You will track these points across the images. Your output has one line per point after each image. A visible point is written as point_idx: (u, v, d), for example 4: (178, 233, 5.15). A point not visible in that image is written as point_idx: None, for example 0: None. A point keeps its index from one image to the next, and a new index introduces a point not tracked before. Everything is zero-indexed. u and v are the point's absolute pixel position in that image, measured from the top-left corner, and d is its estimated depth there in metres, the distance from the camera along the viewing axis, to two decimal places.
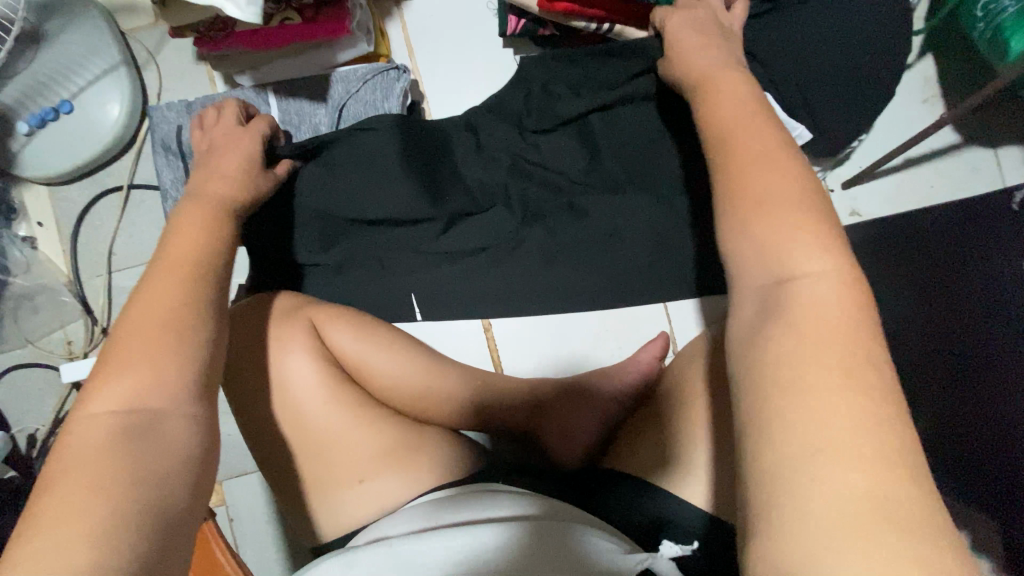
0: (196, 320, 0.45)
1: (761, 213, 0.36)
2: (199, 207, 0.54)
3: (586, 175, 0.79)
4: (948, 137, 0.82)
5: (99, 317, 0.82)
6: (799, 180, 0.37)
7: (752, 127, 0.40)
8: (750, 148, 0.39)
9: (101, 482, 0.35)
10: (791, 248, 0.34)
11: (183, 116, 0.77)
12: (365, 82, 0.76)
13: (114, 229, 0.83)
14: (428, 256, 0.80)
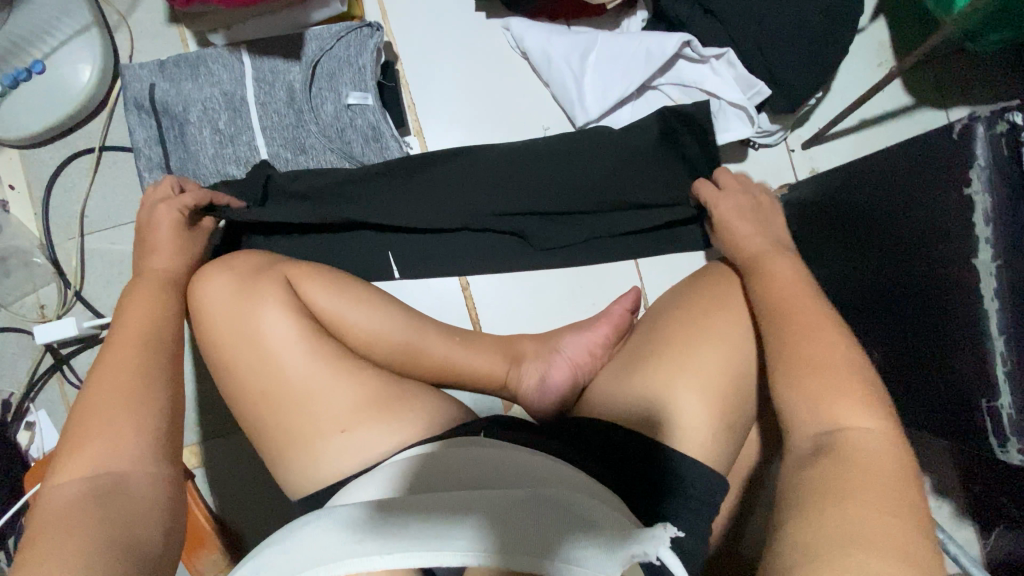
0: (149, 384, 0.51)
1: (797, 337, 0.51)
2: (147, 285, 0.60)
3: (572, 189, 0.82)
4: (900, 96, 0.86)
5: (73, 280, 0.82)
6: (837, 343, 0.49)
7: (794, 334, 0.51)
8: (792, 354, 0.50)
9: (76, 530, 0.41)
10: (839, 414, 0.45)
11: (157, 75, 0.78)
12: (339, 40, 0.77)
13: (86, 192, 0.83)
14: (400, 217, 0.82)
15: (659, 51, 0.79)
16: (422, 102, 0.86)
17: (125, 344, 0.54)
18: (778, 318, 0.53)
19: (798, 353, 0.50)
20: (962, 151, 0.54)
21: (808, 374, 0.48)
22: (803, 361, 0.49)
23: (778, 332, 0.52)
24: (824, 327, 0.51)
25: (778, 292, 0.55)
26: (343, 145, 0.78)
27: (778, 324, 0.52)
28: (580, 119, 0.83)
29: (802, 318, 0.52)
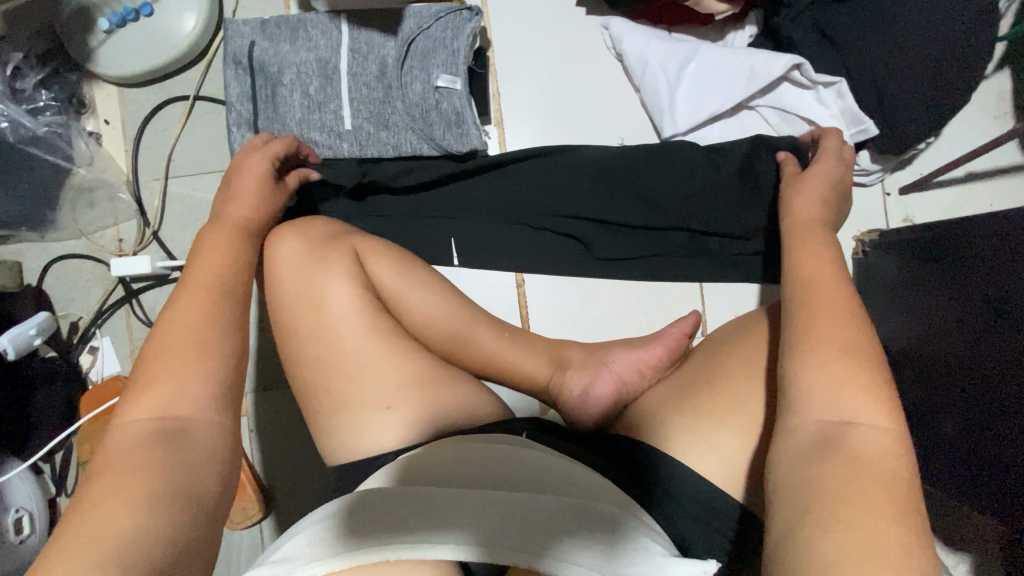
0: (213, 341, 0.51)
1: (814, 371, 0.46)
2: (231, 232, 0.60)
3: (631, 204, 0.80)
4: (1016, 155, 0.80)
5: (151, 220, 0.85)
6: (862, 346, 0.47)
7: (824, 321, 0.49)
8: (818, 336, 0.48)
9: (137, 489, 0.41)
10: (856, 420, 0.43)
11: (258, 34, 0.79)
12: (437, 21, 0.76)
13: (175, 137, 0.85)
14: (461, 207, 0.82)
15: (763, 73, 0.75)
16: (508, 92, 0.85)
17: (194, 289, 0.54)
18: (805, 348, 0.47)
19: (810, 391, 0.45)
20: None
21: (816, 415, 0.44)
22: (819, 400, 0.45)
23: (796, 363, 0.47)
24: (852, 368, 0.45)
25: (816, 318, 0.49)
26: (424, 126, 0.78)
27: (804, 356, 0.47)
28: (667, 132, 0.80)
29: (832, 351, 0.46)
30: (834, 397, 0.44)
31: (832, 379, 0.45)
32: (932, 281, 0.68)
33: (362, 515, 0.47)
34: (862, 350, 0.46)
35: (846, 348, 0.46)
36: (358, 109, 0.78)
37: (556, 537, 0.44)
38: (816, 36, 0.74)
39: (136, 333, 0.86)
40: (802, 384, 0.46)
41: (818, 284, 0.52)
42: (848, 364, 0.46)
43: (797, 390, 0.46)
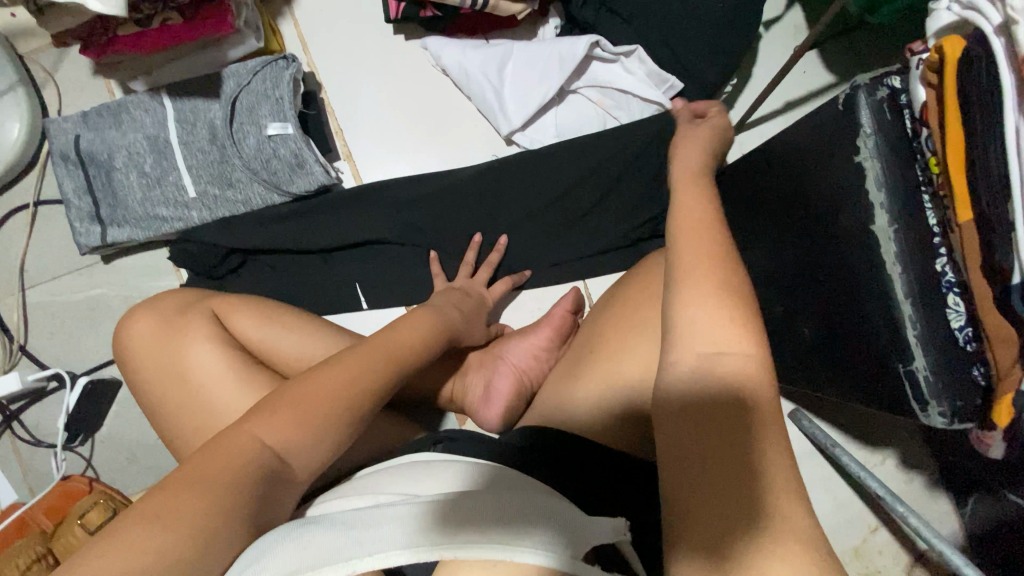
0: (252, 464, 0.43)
1: (693, 309, 0.40)
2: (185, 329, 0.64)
3: (484, 205, 0.82)
4: (821, 77, 0.87)
5: (17, 334, 0.82)
6: (726, 263, 0.42)
7: (690, 249, 0.43)
8: (685, 263, 0.42)
9: None
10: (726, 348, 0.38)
11: (81, 127, 0.79)
12: (255, 74, 0.78)
13: (24, 246, 0.83)
14: (324, 249, 0.81)
15: (570, 54, 0.79)
16: (349, 127, 0.87)
17: (314, 403, 0.48)
18: (680, 287, 0.41)
19: (688, 345, 0.39)
20: (848, 118, 0.54)
21: (690, 355, 0.38)
22: (691, 335, 0.39)
23: (679, 302, 0.40)
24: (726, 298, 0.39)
25: (693, 255, 0.42)
26: (268, 176, 0.79)
27: (676, 291, 0.41)
28: (504, 129, 0.83)
29: (708, 290, 0.40)
30: (709, 331, 0.39)
31: (704, 314, 0.39)
32: (745, 211, 0.72)
33: (370, 536, 0.37)
34: (736, 279, 0.41)
35: (718, 284, 0.41)
36: (209, 183, 0.79)
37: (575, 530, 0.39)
38: (606, 11, 0.80)
39: (27, 454, 0.83)
40: (681, 330, 0.40)
41: (693, 212, 0.46)
42: (717, 291, 0.40)
43: (677, 325, 0.40)
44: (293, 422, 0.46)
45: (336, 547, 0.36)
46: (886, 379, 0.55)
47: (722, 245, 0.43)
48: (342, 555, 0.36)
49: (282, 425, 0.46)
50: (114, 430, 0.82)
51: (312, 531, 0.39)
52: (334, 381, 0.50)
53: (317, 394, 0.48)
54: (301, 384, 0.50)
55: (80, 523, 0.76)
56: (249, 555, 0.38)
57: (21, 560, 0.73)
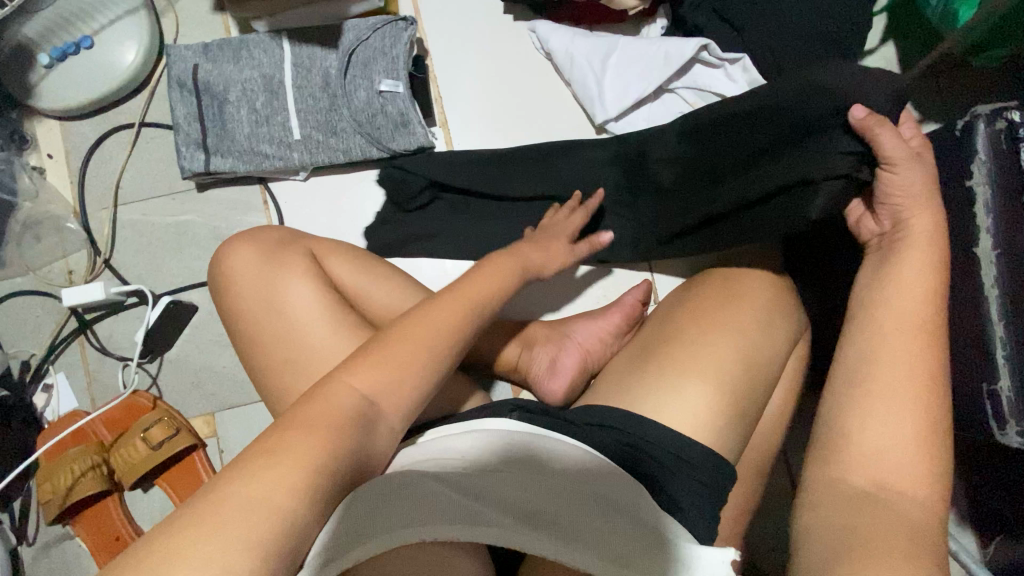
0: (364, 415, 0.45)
1: (877, 428, 0.47)
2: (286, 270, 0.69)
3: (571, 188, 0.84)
4: (906, 112, 0.89)
5: (103, 248, 0.84)
6: (928, 382, 0.48)
7: (893, 364, 0.49)
8: (887, 375, 0.49)
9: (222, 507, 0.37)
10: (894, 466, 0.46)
11: (200, 56, 0.82)
12: (375, 31, 0.81)
13: (122, 163, 0.86)
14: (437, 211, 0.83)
15: (677, 55, 0.82)
16: (449, 95, 0.90)
17: (411, 361, 0.48)
18: (877, 408, 0.48)
19: (877, 461, 0.46)
20: (963, 145, 0.57)
21: (868, 475, 0.46)
22: (867, 457, 0.46)
23: (857, 412, 0.49)
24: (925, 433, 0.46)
25: (889, 375, 0.49)
26: (372, 129, 0.82)
27: (870, 408, 0.48)
28: (599, 118, 0.86)
29: (902, 412, 0.47)
30: (899, 453, 0.46)
31: (891, 433, 0.47)
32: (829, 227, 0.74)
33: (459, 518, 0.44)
34: (933, 401, 0.47)
35: (920, 406, 0.47)
36: (313, 128, 0.82)
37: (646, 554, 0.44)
38: (717, 19, 0.83)
39: (93, 365, 0.84)
40: (873, 447, 0.47)
41: (898, 320, 0.52)
42: (909, 412, 0.47)
43: (861, 437, 0.47)
44: (390, 379, 0.47)
45: (440, 520, 0.43)
46: (968, 395, 0.57)
47: (934, 366, 0.49)
48: (440, 530, 0.43)
49: (373, 375, 0.47)
50: (183, 353, 0.84)
51: (415, 495, 0.45)
52: (434, 338, 0.50)
53: (415, 353, 0.48)
54: (396, 338, 0.49)
55: (142, 437, 0.78)
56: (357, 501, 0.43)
57: (75, 466, 0.77)
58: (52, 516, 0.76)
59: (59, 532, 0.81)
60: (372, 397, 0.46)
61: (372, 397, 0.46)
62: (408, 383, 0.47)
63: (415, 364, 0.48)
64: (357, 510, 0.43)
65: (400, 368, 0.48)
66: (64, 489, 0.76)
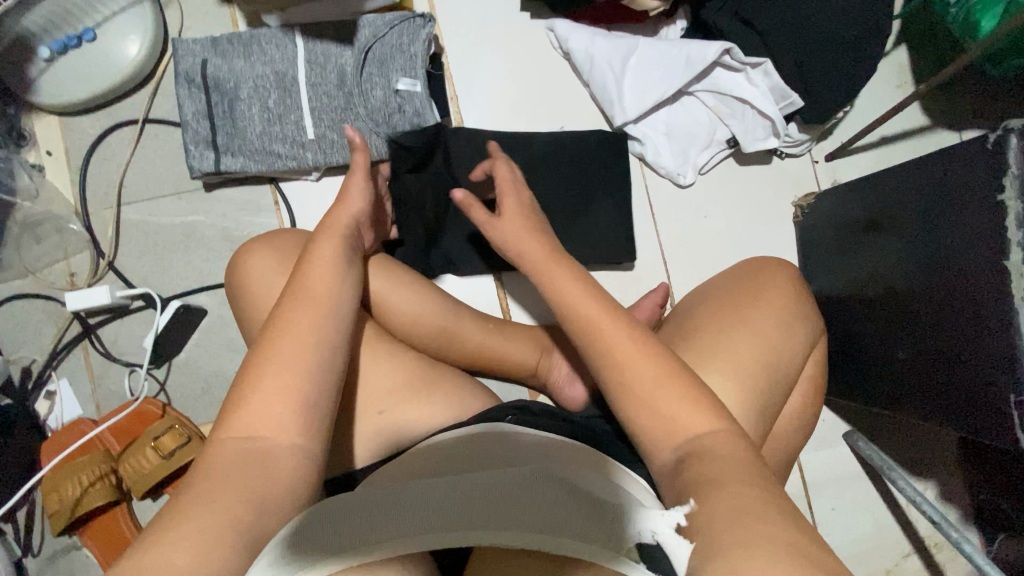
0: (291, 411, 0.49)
1: (657, 404, 0.48)
2: None
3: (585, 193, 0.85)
4: (918, 118, 0.90)
5: (107, 250, 0.81)
6: (669, 373, 0.49)
7: (620, 354, 0.50)
8: (621, 365, 0.50)
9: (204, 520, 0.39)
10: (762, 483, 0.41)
11: (209, 51, 0.79)
12: (392, 28, 0.79)
13: (126, 162, 0.82)
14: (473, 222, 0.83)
15: (699, 58, 0.81)
16: (464, 95, 0.88)
17: (286, 356, 0.51)
18: (637, 401, 0.49)
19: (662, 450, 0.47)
20: (998, 157, 0.57)
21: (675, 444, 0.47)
22: (661, 428, 0.48)
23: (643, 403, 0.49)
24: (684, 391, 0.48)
25: (629, 369, 0.49)
26: (389, 130, 0.80)
27: (626, 402, 0.49)
28: (618, 120, 0.84)
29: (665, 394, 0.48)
30: (667, 426, 0.47)
31: (662, 415, 0.48)
32: (876, 231, 0.74)
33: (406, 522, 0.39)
34: (674, 378, 0.49)
35: (669, 387, 0.48)
36: (330, 128, 0.79)
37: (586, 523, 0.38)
38: (740, 22, 0.82)
39: (98, 371, 0.81)
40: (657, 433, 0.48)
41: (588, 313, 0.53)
42: (664, 386, 0.48)
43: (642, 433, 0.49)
44: (279, 392, 0.49)
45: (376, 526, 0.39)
46: (997, 406, 0.58)
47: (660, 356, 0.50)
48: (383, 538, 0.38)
49: (262, 404, 0.49)
50: (192, 358, 0.82)
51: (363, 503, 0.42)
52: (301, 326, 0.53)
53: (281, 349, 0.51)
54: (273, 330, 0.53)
55: (153, 446, 0.75)
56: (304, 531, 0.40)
57: (83, 476, 0.74)
58: (60, 527, 0.74)
59: (65, 543, 0.79)
60: (260, 425, 0.48)
61: (263, 422, 0.48)
62: (299, 374, 0.50)
63: (297, 358, 0.51)
64: (300, 537, 0.40)
65: (265, 368, 0.50)
66: (72, 500, 0.73)
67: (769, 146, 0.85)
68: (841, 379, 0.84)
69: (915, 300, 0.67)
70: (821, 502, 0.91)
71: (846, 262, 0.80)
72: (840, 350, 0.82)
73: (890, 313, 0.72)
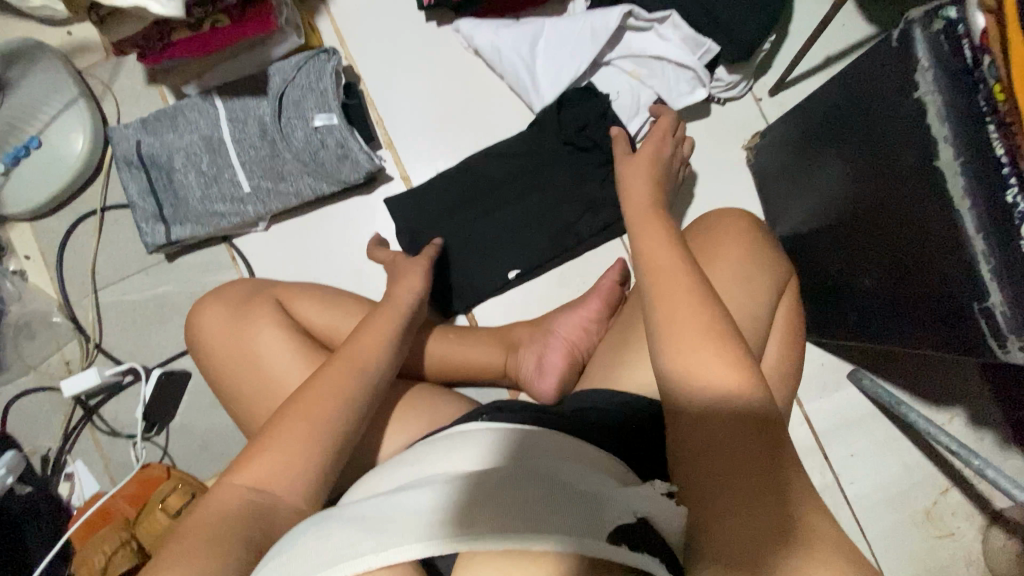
0: (293, 467, 0.52)
1: (690, 364, 0.45)
2: (260, 321, 0.71)
3: (521, 186, 0.84)
4: (859, 29, 0.85)
5: (92, 334, 0.87)
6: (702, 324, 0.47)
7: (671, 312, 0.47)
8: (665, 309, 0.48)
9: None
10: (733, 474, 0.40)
11: (141, 132, 0.83)
12: (299, 70, 0.82)
13: (94, 250, 0.88)
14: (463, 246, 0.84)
15: (604, 26, 0.80)
16: (388, 115, 0.89)
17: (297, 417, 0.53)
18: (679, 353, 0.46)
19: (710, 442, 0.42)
20: (905, 53, 0.52)
21: (705, 399, 0.44)
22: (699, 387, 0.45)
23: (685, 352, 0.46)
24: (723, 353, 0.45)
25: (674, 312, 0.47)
26: (318, 166, 0.81)
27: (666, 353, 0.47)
28: (537, 106, 0.84)
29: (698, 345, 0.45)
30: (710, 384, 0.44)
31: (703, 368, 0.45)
32: (818, 160, 0.70)
33: (385, 543, 0.41)
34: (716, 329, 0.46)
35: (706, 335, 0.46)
36: (263, 179, 0.82)
37: (585, 505, 0.40)
38: None
39: (106, 447, 0.87)
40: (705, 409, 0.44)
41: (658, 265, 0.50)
42: (698, 333, 0.46)
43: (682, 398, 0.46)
44: (277, 457, 0.52)
45: (356, 544, 0.41)
46: (963, 316, 0.54)
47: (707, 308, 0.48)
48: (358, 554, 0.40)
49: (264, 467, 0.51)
50: (186, 419, 0.86)
51: (336, 529, 0.43)
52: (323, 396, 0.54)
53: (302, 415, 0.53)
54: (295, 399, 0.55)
55: (162, 507, 0.78)
56: (291, 555, 0.42)
57: (106, 546, 0.77)
58: None
59: None
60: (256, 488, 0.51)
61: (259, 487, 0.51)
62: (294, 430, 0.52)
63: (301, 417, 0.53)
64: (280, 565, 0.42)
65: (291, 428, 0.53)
66: (99, 570, 0.76)
67: (699, 98, 0.81)
68: (822, 319, 0.80)
69: (869, 219, 0.63)
70: (837, 450, 0.86)
71: (802, 191, 0.75)
72: (816, 290, 0.78)
73: (854, 245, 0.67)
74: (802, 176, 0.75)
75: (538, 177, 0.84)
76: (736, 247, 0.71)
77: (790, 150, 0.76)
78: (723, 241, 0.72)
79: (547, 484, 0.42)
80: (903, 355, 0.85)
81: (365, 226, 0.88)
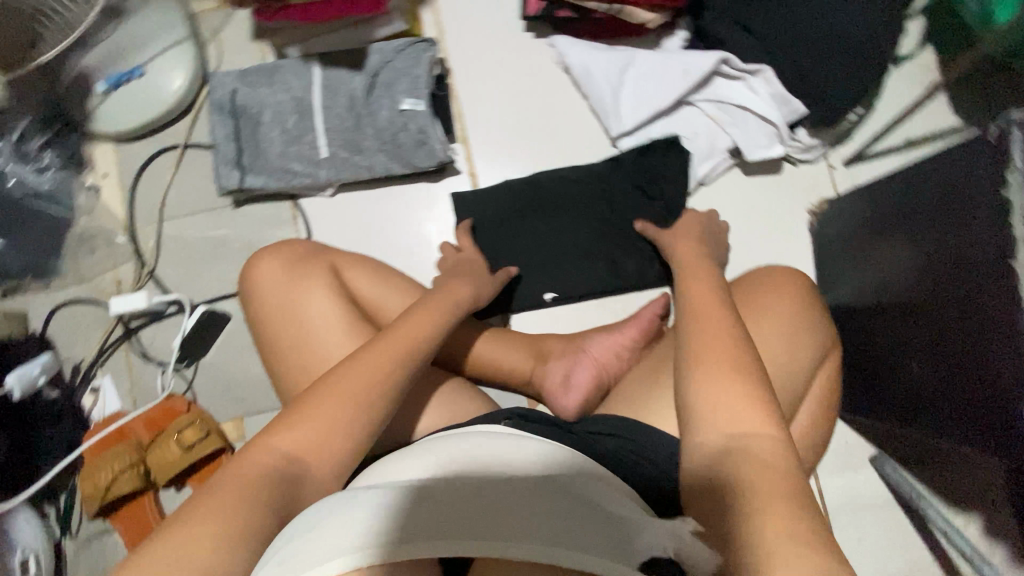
0: (323, 439, 0.51)
1: (712, 388, 0.47)
2: (313, 281, 0.73)
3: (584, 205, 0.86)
4: (945, 118, 0.86)
5: (148, 260, 0.91)
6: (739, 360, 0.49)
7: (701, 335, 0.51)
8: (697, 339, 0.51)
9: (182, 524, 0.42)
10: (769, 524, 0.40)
11: (238, 82, 0.87)
12: (399, 53, 0.85)
13: (168, 182, 0.92)
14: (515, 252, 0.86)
15: (696, 69, 0.83)
16: (469, 111, 0.92)
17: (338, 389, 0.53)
18: (703, 374, 0.48)
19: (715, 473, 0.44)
20: (1000, 151, 0.53)
21: (723, 434, 0.46)
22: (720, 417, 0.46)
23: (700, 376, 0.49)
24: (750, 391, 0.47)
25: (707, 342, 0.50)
26: (395, 146, 0.84)
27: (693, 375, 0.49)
28: (614, 131, 0.86)
29: (724, 372, 0.48)
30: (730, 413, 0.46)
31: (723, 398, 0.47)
32: (885, 237, 0.71)
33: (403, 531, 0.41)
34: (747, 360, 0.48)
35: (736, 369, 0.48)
36: (342, 148, 0.85)
37: (613, 531, 0.41)
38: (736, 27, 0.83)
39: (136, 369, 0.89)
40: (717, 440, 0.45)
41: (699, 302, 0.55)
42: (723, 364, 0.48)
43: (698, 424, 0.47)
44: (311, 428, 0.51)
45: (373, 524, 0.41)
46: (1011, 421, 0.53)
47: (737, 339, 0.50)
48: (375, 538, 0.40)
49: (297, 434, 0.51)
50: (217, 359, 0.89)
51: (355, 504, 0.44)
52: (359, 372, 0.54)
53: (341, 389, 0.53)
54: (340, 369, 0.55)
55: (176, 438, 0.81)
56: (308, 522, 0.43)
57: (116, 464, 0.80)
58: (93, 508, 0.80)
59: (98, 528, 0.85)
60: (290, 457, 0.50)
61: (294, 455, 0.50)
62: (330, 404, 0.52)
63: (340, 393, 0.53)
64: (297, 532, 0.42)
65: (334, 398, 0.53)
66: (105, 484, 0.79)
67: (774, 154, 0.83)
68: (859, 394, 0.79)
69: (928, 304, 0.63)
70: (845, 530, 0.84)
71: (862, 264, 0.76)
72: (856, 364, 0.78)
73: (908, 327, 0.67)
74: (865, 251, 0.75)
75: (600, 200, 0.87)
76: (787, 307, 0.72)
77: (858, 223, 0.77)
78: (772, 298, 0.72)
79: (577, 503, 0.43)
80: (929, 449, 0.84)
81: (425, 211, 0.90)
